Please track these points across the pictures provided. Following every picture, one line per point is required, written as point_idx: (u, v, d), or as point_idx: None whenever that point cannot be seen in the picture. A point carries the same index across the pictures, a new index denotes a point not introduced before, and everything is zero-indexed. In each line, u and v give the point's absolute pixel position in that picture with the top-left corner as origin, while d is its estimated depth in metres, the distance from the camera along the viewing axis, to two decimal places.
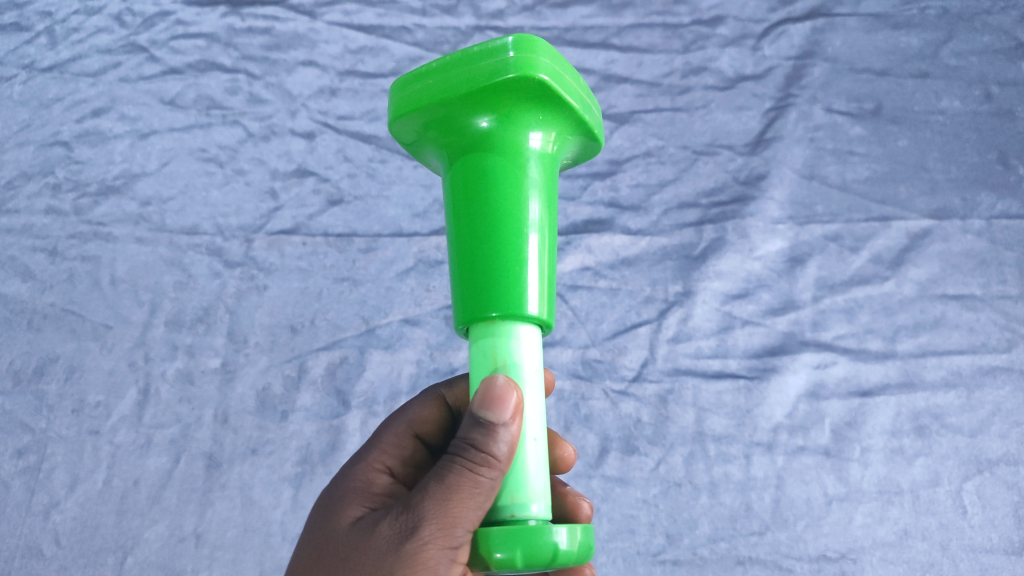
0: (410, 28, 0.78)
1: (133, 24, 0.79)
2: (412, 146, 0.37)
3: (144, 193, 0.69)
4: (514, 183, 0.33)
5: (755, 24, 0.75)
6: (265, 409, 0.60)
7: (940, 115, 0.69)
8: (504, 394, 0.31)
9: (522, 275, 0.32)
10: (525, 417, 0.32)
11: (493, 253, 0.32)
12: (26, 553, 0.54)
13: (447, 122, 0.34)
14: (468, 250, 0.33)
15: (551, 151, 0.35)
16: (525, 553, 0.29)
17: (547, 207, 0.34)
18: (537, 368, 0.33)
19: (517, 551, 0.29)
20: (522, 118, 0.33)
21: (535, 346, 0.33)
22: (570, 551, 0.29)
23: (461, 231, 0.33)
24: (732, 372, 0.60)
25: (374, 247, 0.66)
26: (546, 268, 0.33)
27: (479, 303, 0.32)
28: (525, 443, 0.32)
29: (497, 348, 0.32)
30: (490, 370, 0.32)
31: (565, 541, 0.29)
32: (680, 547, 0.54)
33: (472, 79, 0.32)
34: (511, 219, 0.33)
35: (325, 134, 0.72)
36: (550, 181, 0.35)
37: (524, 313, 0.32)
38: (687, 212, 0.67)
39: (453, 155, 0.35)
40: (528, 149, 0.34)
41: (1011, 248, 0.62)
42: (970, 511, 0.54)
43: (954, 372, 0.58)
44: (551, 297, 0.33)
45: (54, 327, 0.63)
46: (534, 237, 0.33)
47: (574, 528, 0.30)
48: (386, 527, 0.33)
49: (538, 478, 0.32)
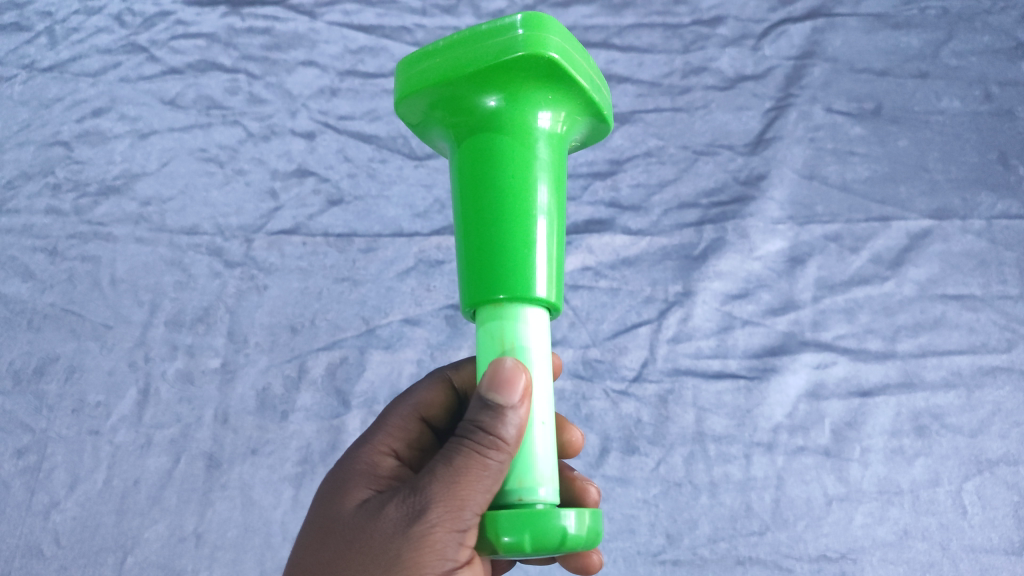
0: (410, 28, 0.78)
1: (132, 23, 0.79)
2: (419, 126, 0.37)
3: (144, 193, 0.69)
4: (521, 164, 0.33)
5: (754, 24, 0.75)
6: (265, 409, 0.60)
7: (940, 115, 0.69)
8: (513, 376, 0.31)
9: (529, 257, 0.32)
10: (534, 401, 0.32)
11: (501, 233, 0.32)
12: (26, 554, 0.54)
13: (454, 102, 0.34)
14: (475, 231, 0.33)
15: (559, 132, 0.35)
16: (533, 537, 0.29)
17: (555, 189, 0.34)
18: (545, 351, 0.33)
19: (525, 535, 0.29)
20: (531, 98, 0.33)
21: (542, 329, 0.33)
22: (578, 535, 0.29)
23: (468, 213, 0.33)
24: (732, 372, 0.60)
25: (374, 247, 0.66)
26: (553, 250, 0.33)
27: (486, 285, 0.32)
28: (534, 427, 0.32)
29: (505, 331, 0.32)
30: (497, 353, 0.32)
31: (572, 525, 0.29)
32: (680, 547, 0.54)
33: (478, 59, 0.32)
34: (519, 200, 0.33)
35: (325, 134, 0.72)
36: (558, 162, 0.35)
37: (531, 296, 0.32)
38: (687, 211, 0.67)
39: (459, 135, 0.35)
40: (536, 130, 0.34)
41: (1011, 248, 0.63)
42: (970, 511, 0.54)
43: (954, 372, 0.58)
44: (557, 281, 0.33)
45: (54, 327, 0.63)
46: (542, 217, 0.33)
47: (582, 512, 0.30)
48: (393, 509, 0.33)
49: (546, 463, 0.32)
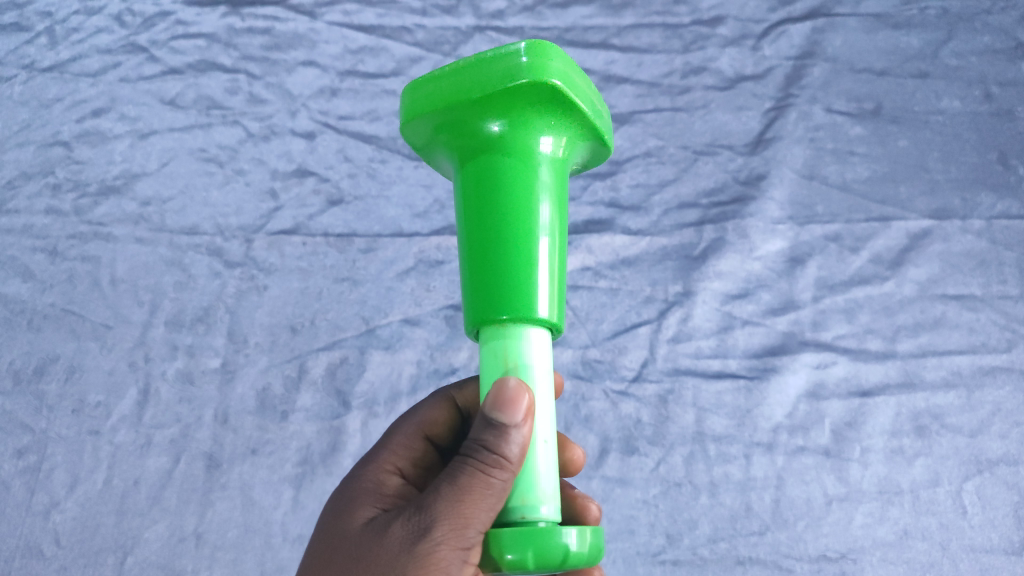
0: (410, 28, 0.77)
1: (133, 24, 0.79)
2: (424, 149, 0.37)
3: (144, 193, 0.69)
4: (525, 187, 0.33)
5: (754, 24, 0.75)
6: (266, 409, 0.60)
7: (940, 115, 0.69)
8: (517, 396, 0.31)
9: (532, 279, 0.32)
10: (536, 420, 0.32)
11: (505, 254, 0.32)
12: (26, 554, 0.54)
13: (459, 126, 0.34)
14: (479, 253, 0.33)
15: (561, 156, 0.35)
16: (536, 554, 0.29)
17: (557, 213, 0.34)
18: (548, 369, 0.33)
19: (528, 552, 0.29)
20: (535, 123, 0.33)
21: (545, 347, 0.33)
22: (581, 553, 0.29)
23: (472, 235, 0.33)
24: (732, 372, 0.60)
25: (374, 247, 0.66)
26: (556, 271, 0.33)
27: (490, 306, 0.32)
28: (537, 445, 0.32)
29: (509, 349, 0.32)
30: (500, 372, 0.32)
31: (575, 542, 0.29)
32: (680, 547, 0.54)
33: (484, 83, 0.32)
34: (522, 223, 0.33)
35: (324, 134, 0.72)
36: (560, 186, 0.35)
37: (535, 316, 0.32)
38: (687, 212, 0.67)
39: (464, 158, 0.35)
40: (540, 153, 0.34)
41: (1011, 248, 0.63)
42: (970, 511, 0.54)
43: (954, 372, 0.59)
44: (558, 305, 0.33)
45: (54, 327, 0.63)
46: (544, 239, 0.33)
47: (583, 530, 0.30)
48: (398, 528, 0.33)
49: (548, 481, 0.32)
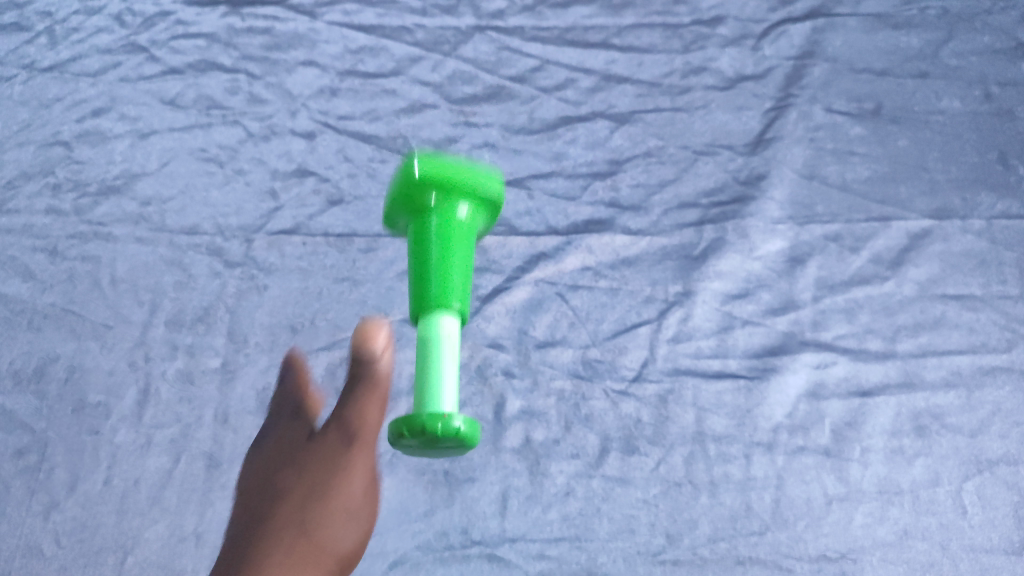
0: (410, 28, 0.77)
1: (133, 24, 0.79)
2: (390, 214, 0.57)
3: (144, 193, 0.69)
4: (451, 238, 0.54)
5: (754, 24, 0.75)
6: (266, 409, 0.60)
7: (941, 115, 0.69)
8: (376, 334, 0.51)
9: (454, 295, 0.51)
10: (447, 354, 0.49)
11: (442, 279, 0.51)
12: (26, 554, 0.54)
13: (416, 198, 0.54)
14: (421, 276, 0.53)
15: (471, 220, 0.55)
16: (427, 419, 0.45)
17: (466, 254, 0.54)
18: (454, 353, 0.49)
19: (421, 423, 0.45)
20: (459, 199, 0.55)
21: (454, 334, 0.50)
22: (451, 428, 0.45)
23: (418, 266, 0.53)
24: (732, 372, 0.60)
25: (374, 247, 0.66)
26: (464, 290, 0.52)
27: (426, 307, 0.51)
28: (445, 365, 0.48)
29: (435, 332, 0.50)
30: (427, 348, 0.49)
31: (452, 421, 0.45)
32: (680, 547, 0.54)
33: (435, 174, 0.54)
34: (450, 261, 0.53)
35: (324, 134, 0.72)
36: (468, 237, 0.55)
37: (449, 314, 0.50)
38: (687, 211, 0.67)
39: (416, 217, 0.56)
40: (458, 217, 0.55)
41: (1011, 248, 0.63)
42: (970, 511, 0.54)
43: (954, 372, 0.59)
44: (464, 302, 0.53)
45: (54, 327, 0.63)
46: (461, 273, 0.53)
47: (459, 419, 0.45)
48: None
49: (447, 395, 0.47)
